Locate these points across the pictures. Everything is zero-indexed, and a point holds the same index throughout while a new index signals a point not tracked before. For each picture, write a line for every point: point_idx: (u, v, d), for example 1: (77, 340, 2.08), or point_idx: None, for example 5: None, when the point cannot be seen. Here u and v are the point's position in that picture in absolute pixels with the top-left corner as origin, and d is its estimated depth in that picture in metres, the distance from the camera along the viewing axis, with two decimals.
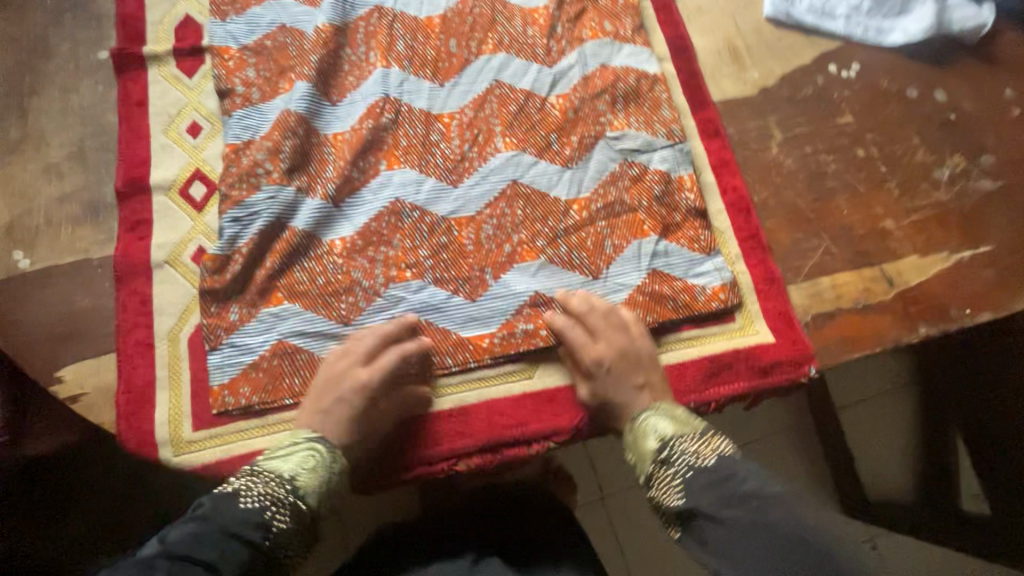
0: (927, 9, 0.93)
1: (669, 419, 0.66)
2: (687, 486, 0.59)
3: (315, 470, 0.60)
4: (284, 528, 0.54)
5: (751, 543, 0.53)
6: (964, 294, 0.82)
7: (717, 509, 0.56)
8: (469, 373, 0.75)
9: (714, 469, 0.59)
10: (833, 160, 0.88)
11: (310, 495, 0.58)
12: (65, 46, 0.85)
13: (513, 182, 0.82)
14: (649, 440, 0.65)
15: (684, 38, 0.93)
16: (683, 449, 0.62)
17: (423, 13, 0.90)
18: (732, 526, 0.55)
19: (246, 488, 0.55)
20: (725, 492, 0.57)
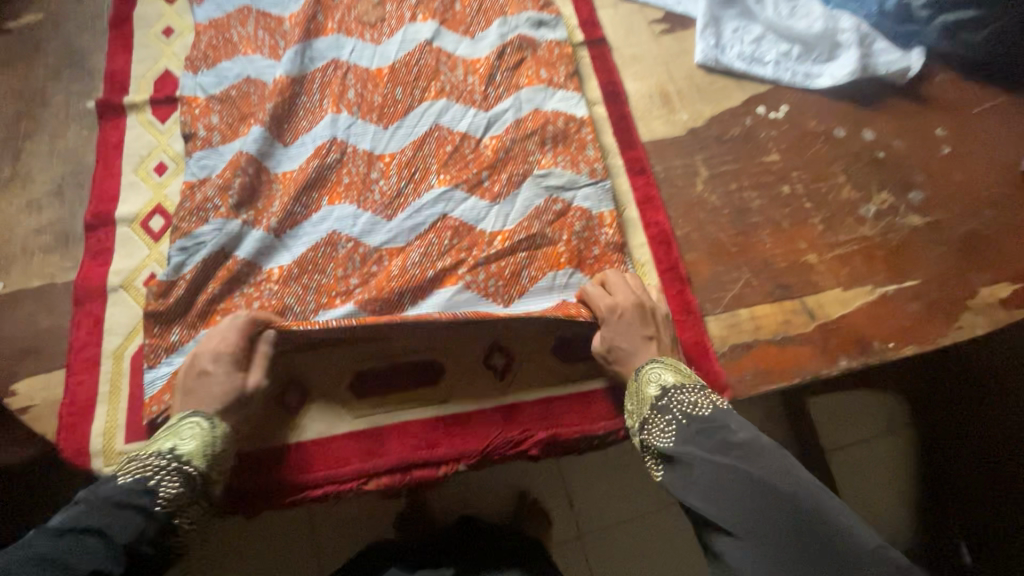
0: (851, 55, 0.97)
1: (663, 369, 0.72)
2: (680, 433, 0.66)
3: (196, 438, 0.67)
4: (174, 494, 0.63)
5: (732, 481, 0.60)
6: (887, 327, 0.83)
7: (706, 456, 0.63)
8: (384, 395, 0.79)
9: (708, 423, 0.65)
10: (757, 197, 0.91)
11: (197, 464, 0.66)
12: (58, 97, 0.97)
13: (443, 216, 0.88)
14: (649, 387, 0.71)
15: (617, 84, 0.99)
16: (679, 399, 0.69)
17: (374, 65, 0.99)
18: (720, 472, 0.61)
19: (131, 467, 0.64)
20: (719, 444, 0.63)
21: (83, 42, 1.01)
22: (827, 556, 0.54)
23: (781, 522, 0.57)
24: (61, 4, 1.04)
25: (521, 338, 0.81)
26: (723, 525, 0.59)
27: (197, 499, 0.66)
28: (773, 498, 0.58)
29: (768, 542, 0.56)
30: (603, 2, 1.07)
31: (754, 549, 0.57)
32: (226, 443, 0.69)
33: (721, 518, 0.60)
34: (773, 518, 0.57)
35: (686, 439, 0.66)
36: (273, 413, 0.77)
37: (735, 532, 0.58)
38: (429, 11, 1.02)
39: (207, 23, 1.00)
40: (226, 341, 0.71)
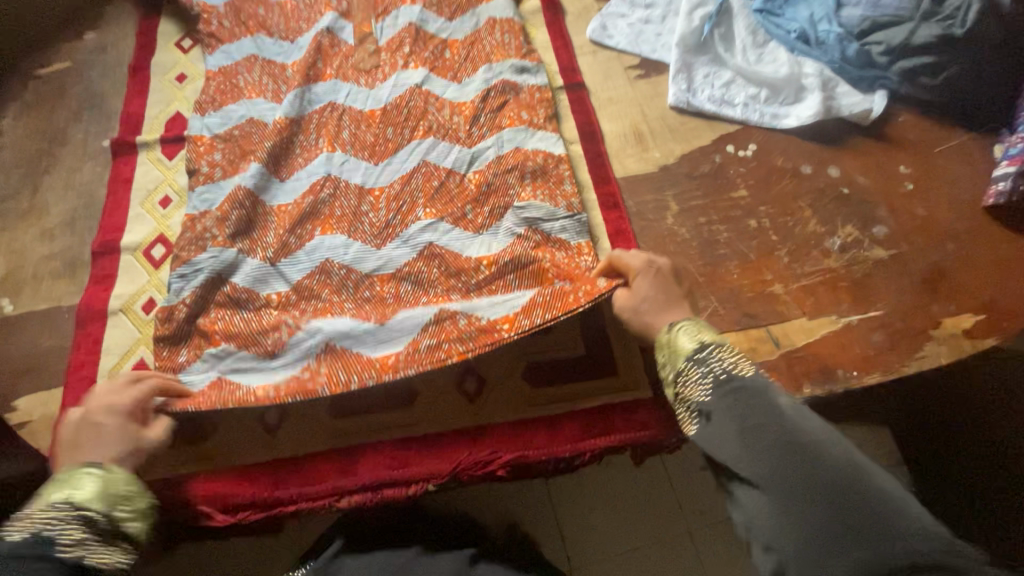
0: (816, 98, 1.03)
1: (694, 328, 0.73)
2: (713, 389, 0.67)
3: (94, 485, 0.65)
4: (80, 541, 0.62)
5: (763, 434, 0.61)
6: (851, 355, 0.85)
7: (737, 411, 0.64)
8: (359, 417, 0.82)
9: (742, 384, 0.66)
10: (726, 230, 0.95)
11: (96, 507, 0.64)
12: (77, 136, 1.05)
13: (429, 245, 0.93)
14: (682, 344, 0.72)
15: (593, 124, 1.05)
16: (712, 358, 0.69)
17: (367, 107, 1.06)
18: (748, 426, 0.62)
19: (19, 528, 0.60)
20: (751, 403, 0.64)
21: (104, 87, 1.11)
22: (854, 513, 0.54)
23: (805, 476, 0.57)
24: (87, 54, 1.15)
25: (493, 362, 0.85)
26: (743, 472, 0.61)
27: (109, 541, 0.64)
28: (797, 453, 0.59)
29: (786, 490, 0.57)
30: (583, 50, 1.15)
31: (775, 497, 0.58)
32: (126, 483, 0.68)
33: (742, 468, 0.61)
34: (797, 471, 0.58)
35: (718, 395, 0.67)
36: (257, 433, 0.81)
37: (758, 480, 0.59)
38: (420, 59, 1.11)
39: (217, 71, 1.09)
40: (125, 398, 0.73)
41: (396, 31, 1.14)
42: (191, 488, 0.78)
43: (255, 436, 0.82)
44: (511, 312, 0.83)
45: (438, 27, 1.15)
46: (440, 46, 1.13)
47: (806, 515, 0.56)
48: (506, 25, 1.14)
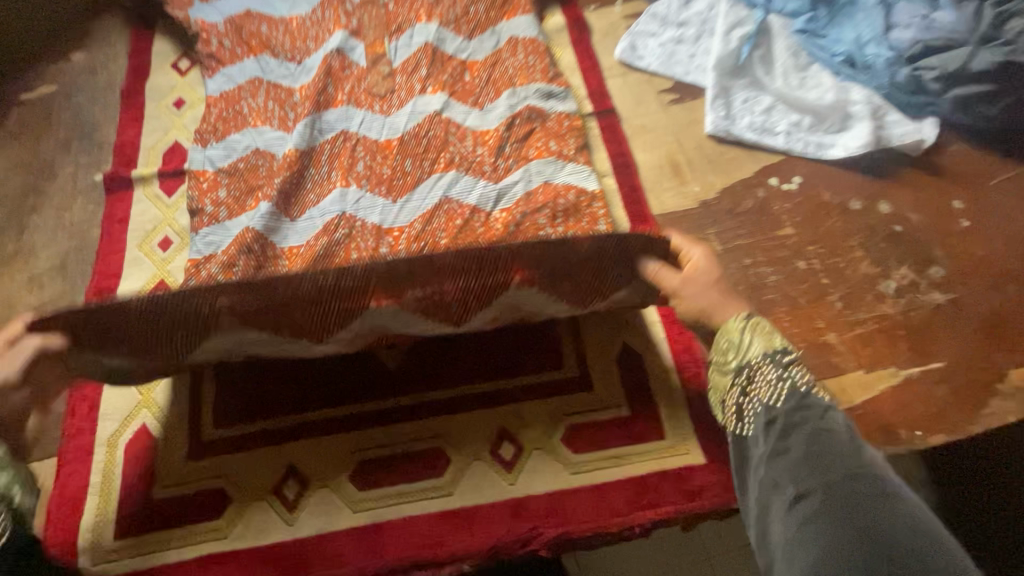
0: (864, 128, 0.96)
1: (770, 331, 0.69)
2: (783, 395, 0.66)
3: None
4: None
5: (824, 454, 0.60)
6: (913, 414, 0.78)
7: (802, 428, 0.63)
8: (386, 488, 0.74)
9: (814, 404, 0.64)
10: (773, 272, 0.89)
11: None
12: (66, 169, 0.97)
13: None
14: (757, 342, 0.68)
15: (626, 154, 0.99)
16: (789, 367, 0.67)
17: (383, 136, 0.98)
18: (809, 446, 0.61)
19: None
20: (819, 425, 0.63)
21: (94, 114, 1.02)
22: (900, 551, 0.50)
23: (865, 511, 0.54)
24: (76, 77, 1.06)
25: (529, 425, 0.77)
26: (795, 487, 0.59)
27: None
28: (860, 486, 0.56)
29: (839, 518, 0.54)
30: (611, 73, 1.08)
31: (816, 514, 0.55)
32: None
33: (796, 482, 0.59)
34: (856, 503, 0.54)
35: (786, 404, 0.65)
36: (269, 508, 0.73)
37: (804, 495, 0.58)
38: (438, 83, 1.03)
39: (218, 96, 1.01)
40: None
41: (412, 52, 1.06)
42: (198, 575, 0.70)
43: (266, 512, 0.73)
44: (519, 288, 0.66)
45: (456, 47, 1.07)
46: (459, 68, 1.05)
47: (853, 546, 0.51)
48: (530, 46, 1.06)
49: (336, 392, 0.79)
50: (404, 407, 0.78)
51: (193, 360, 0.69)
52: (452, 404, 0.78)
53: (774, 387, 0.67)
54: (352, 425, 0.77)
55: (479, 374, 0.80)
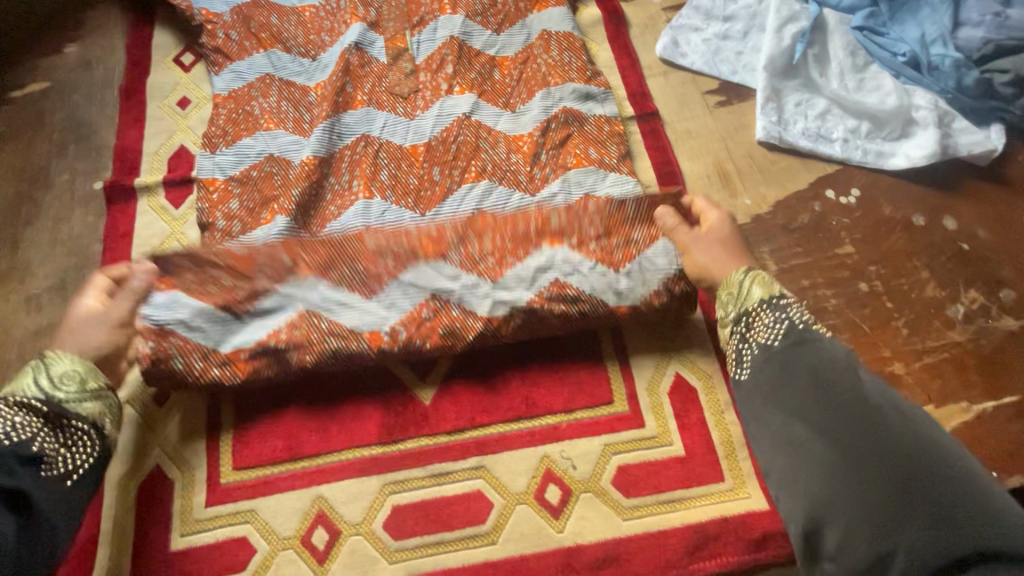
0: (929, 135, 0.89)
1: (770, 280, 0.63)
2: (780, 334, 0.57)
3: (38, 376, 0.60)
4: (20, 427, 0.55)
5: (826, 388, 0.50)
6: (988, 454, 0.73)
7: (802, 364, 0.53)
8: (424, 537, 0.68)
9: (816, 338, 0.55)
10: (832, 295, 0.82)
11: (34, 392, 0.58)
12: (62, 176, 0.89)
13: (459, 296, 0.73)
14: (757, 289, 0.62)
15: (670, 163, 0.92)
16: (788, 307, 0.59)
17: (408, 141, 0.89)
18: (809, 381, 0.52)
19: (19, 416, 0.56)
20: (821, 357, 0.53)
21: (90, 114, 0.94)
22: (911, 481, 0.43)
23: (872, 444, 0.46)
24: (70, 72, 0.97)
25: (577, 465, 0.71)
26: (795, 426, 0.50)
27: (60, 424, 0.58)
28: (866, 418, 0.47)
29: (843, 456, 0.46)
30: (653, 71, 1.00)
31: (823, 453, 0.47)
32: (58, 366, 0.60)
33: (795, 422, 0.51)
34: (862, 436, 0.46)
35: (784, 343, 0.56)
36: (298, 560, 0.67)
37: (809, 434, 0.49)
38: (466, 81, 0.93)
39: (226, 94, 0.92)
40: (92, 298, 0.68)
41: (436, 47, 0.96)
42: None
43: (295, 563, 0.67)
44: (551, 249, 0.75)
45: (484, 42, 0.98)
46: (487, 65, 0.96)
47: (859, 486, 0.44)
48: (565, 40, 0.97)
49: (364, 428, 0.73)
50: (439, 444, 0.72)
51: (233, 338, 0.71)
52: (493, 440, 0.72)
53: (770, 327, 0.58)
54: (383, 466, 0.71)
55: (519, 408, 0.74)
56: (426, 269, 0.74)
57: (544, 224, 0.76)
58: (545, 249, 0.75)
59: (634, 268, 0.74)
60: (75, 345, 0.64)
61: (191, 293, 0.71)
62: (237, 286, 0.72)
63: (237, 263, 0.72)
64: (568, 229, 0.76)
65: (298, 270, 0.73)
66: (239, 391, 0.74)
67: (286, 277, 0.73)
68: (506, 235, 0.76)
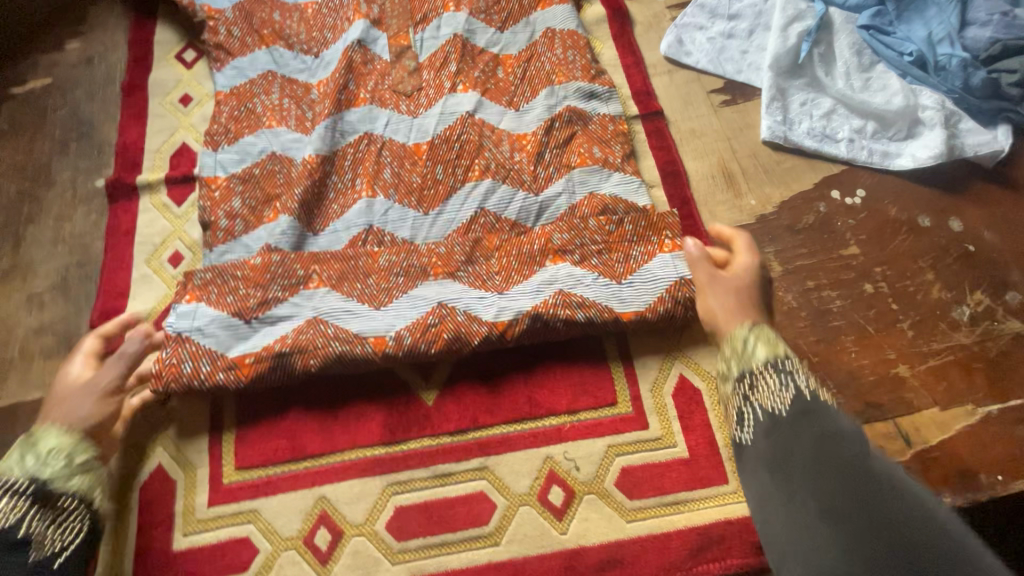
0: (935, 136, 0.89)
1: (775, 340, 0.60)
2: (785, 400, 0.53)
3: (24, 459, 0.61)
4: (7, 513, 0.58)
5: (831, 458, 0.45)
6: (994, 456, 0.72)
7: (806, 432, 0.49)
8: (428, 538, 0.68)
9: (823, 410, 0.51)
10: (837, 296, 0.82)
11: (23, 472, 0.60)
12: (64, 174, 0.88)
13: (461, 303, 0.74)
14: (760, 348, 0.59)
15: (675, 162, 0.91)
16: (793, 373, 0.55)
17: (411, 140, 0.89)
18: (813, 450, 0.47)
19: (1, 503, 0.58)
20: (828, 428, 0.48)
21: (92, 111, 0.93)
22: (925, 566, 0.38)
23: (881, 525, 0.40)
24: (72, 69, 0.97)
25: (580, 467, 0.71)
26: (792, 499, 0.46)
27: (47, 505, 0.60)
28: (873, 493, 0.42)
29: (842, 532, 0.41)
30: (657, 70, 1.00)
31: (825, 534, 0.42)
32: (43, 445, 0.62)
33: (794, 496, 0.46)
34: (866, 514, 0.41)
35: (791, 412, 0.52)
36: (301, 561, 0.67)
37: (811, 508, 0.44)
38: (470, 80, 0.93)
39: (228, 92, 0.91)
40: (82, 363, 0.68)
41: (439, 44, 0.96)
42: None
43: (298, 564, 0.67)
44: (554, 264, 0.77)
45: (487, 40, 0.97)
46: (491, 64, 0.95)
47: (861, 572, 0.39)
48: (569, 39, 0.97)
49: (366, 429, 0.72)
50: (442, 445, 0.72)
51: (249, 345, 0.72)
52: (496, 442, 0.72)
53: (772, 392, 0.55)
54: (386, 467, 0.71)
55: (522, 409, 0.73)
56: (433, 284, 0.76)
57: (549, 241, 0.78)
58: (551, 263, 0.77)
59: (636, 279, 0.76)
60: (64, 418, 0.64)
61: (207, 302, 0.73)
62: (249, 294, 0.74)
63: (252, 273, 0.75)
64: (571, 246, 0.78)
65: (310, 282, 0.75)
66: (241, 392, 0.73)
67: (298, 288, 0.75)
68: (512, 252, 0.78)
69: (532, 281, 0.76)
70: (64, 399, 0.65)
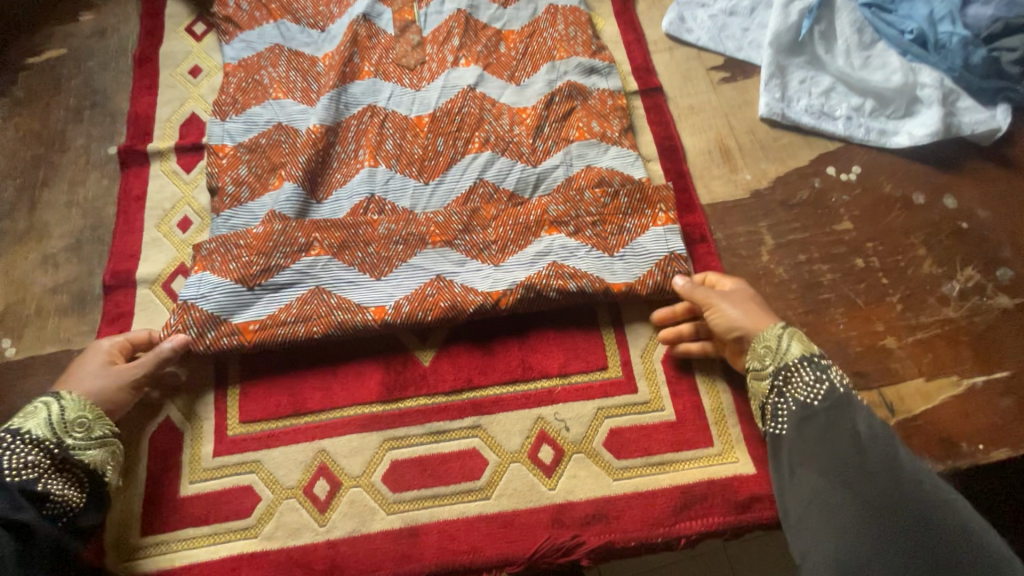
0: (933, 113, 0.89)
1: (805, 337, 0.69)
2: (821, 396, 0.64)
3: (54, 418, 0.65)
4: (29, 467, 0.62)
5: (856, 449, 0.60)
6: (976, 427, 0.74)
7: (840, 426, 0.62)
8: (422, 490, 0.71)
9: (849, 403, 0.63)
10: (829, 270, 0.83)
11: (48, 433, 0.64)
12: (78, 141, 0.92)
13: (453, 276, 0.77)
14: (795, 346, 0.67)
15: (673, 138, 0.93)
16: (829, 370, 0.66)
17: (413, 112, 0.90)
18: (850, 442, 0.61)
19: (23, 457, 0.62)
20: (855, 420, 0.62)
21: (105, 81, 0.96)
22: (924, 528, 0.54)
23: (891, 503, 0.56)
24: (85, 40, 0.99)
25: (570, 427, 0.73)
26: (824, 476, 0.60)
27: (62, 467, 0.64)
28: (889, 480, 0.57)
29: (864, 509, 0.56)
30: (658, 47, 1.01)
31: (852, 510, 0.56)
32: (74, 410, 0.66)
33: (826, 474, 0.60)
34: (882, 495, 0.56)
35: (824, 405, 0.64)
36: (300, 508, 0.70)
37: (835, 484, 0.58)
38: (472, 54, 0.94)
39: (237, 64, 0.93)
40: (108, 341, 0.72)
41: (443, 20, 0.97)
42: (231, 574, 0.67)
43: (297, 511, 0.70)
44: (548, 236, 0.79)
45: (490, 15, 0.98)
46: (493, 39, 0.96)
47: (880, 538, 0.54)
48: (571, 15, 0.97)
49: (364, 387, 0.75)
50: (437, 404, 0.75)
51: (256, 311, 0.74)
52: (490, 403, 0.75)
53: (809, 387, 0.65)
54: (383, 423, 0.74)
55: (515, 372, 0.76)
56: (432, 253, 0.78)
57: (545, 213, 0.79)
58: (547, 233, 0.79)
59: (628, 252, 0.78)
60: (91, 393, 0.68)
61: (211, 271, 0.75)
62: (252, 261, 0.76)
63: (255, 241, 0.77)
64: (566, 217, 0.79)
65: (311, 249, 0.77)
66: (246, 355, 0.76)
67: (300, 254, 0.77)
68: (509, 222, 0.80)
69: (526, 253, 0.78)
70: (92, 375, 0.69)
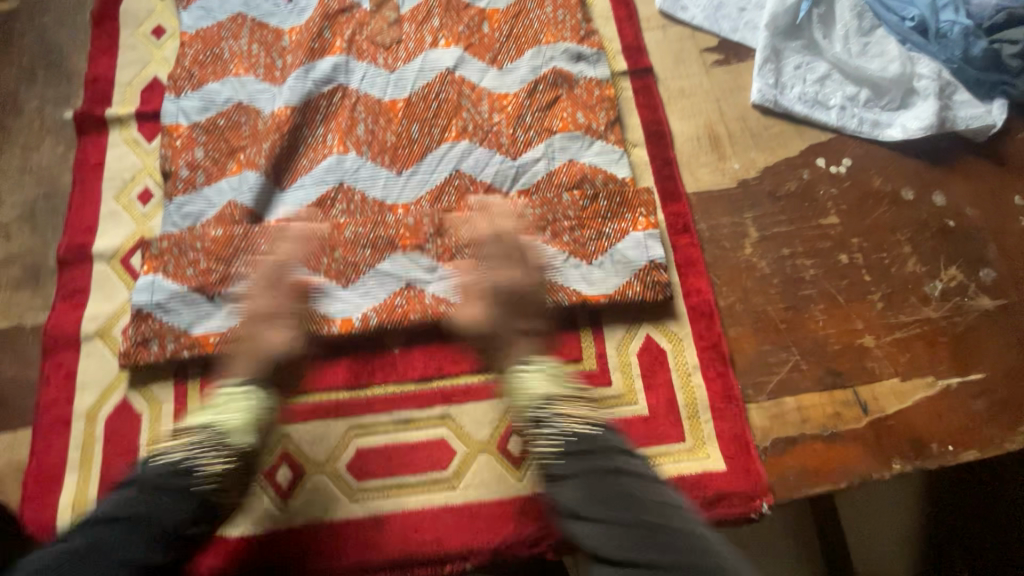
0: (928, 106, 0.86)
1: (545, 377, 0.70)
2: (566, 448, 0.66)
3: (248, 416, 0.66)
4: (219, 469, 0.63)
5: (610, 501, 0.62)
6: (948, 428, 0.73)
7: (597, 480, 0.64)
8: (388, 479, 0.70)
9: (596, 446, 0.66)
10: (811, 265, 0.82)
11: (236, 432, 0.65)
12: (32, 103, 0.86)
13: (422, 286, 0.75)
14: (532, 392, 0.69)
15: (661, 122, 0.89)
16: (550, 413, 0.68)
17: (387, 96, 0.85)
18: (609, 496, 0.62)
19: (204, 452, 0.64)
20: (608, 470, 0.64)
21: (61, 38, 0.90)
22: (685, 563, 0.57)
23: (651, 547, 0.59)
24: None
25: None
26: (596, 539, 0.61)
27: (241, 467, 0.65)
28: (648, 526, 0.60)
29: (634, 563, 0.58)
30: (650, 25, 0.96)
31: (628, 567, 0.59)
32: (263, 409, 0.68)
33: (597, 538, 0.61)
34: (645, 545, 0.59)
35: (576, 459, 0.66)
36: (262, 495, 0.69)
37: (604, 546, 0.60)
38: (452, 34, 0.89)
39: (194, 33, 0.88)
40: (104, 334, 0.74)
41: None
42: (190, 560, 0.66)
43: (259, 498, 0.68)
44: (525, 244, 0.76)
45: None
46: (476, 18, 0.91)
47: None
48: None
49: (332, 373, 0.73)
50: (405, 392, 0.73)
51: (213, 324, 0.72)
52: (461, 392, 0.73)
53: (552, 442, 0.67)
54: (349, 410, 0.72)
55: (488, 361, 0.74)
56: (402, 259, 0.75)
57: (521, 216, 0.77)
58: (523, 239, 0.77)
59: (607, 260, 0.77)
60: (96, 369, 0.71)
61: (164, 275, 0.73)
62: (211, 267, 0.73)
63: (214, 245, 0.74)
64: (544, 221, 0.78)
65: None
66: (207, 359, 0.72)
67: None
68: (483, 225, 0.77)
69: None
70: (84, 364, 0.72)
